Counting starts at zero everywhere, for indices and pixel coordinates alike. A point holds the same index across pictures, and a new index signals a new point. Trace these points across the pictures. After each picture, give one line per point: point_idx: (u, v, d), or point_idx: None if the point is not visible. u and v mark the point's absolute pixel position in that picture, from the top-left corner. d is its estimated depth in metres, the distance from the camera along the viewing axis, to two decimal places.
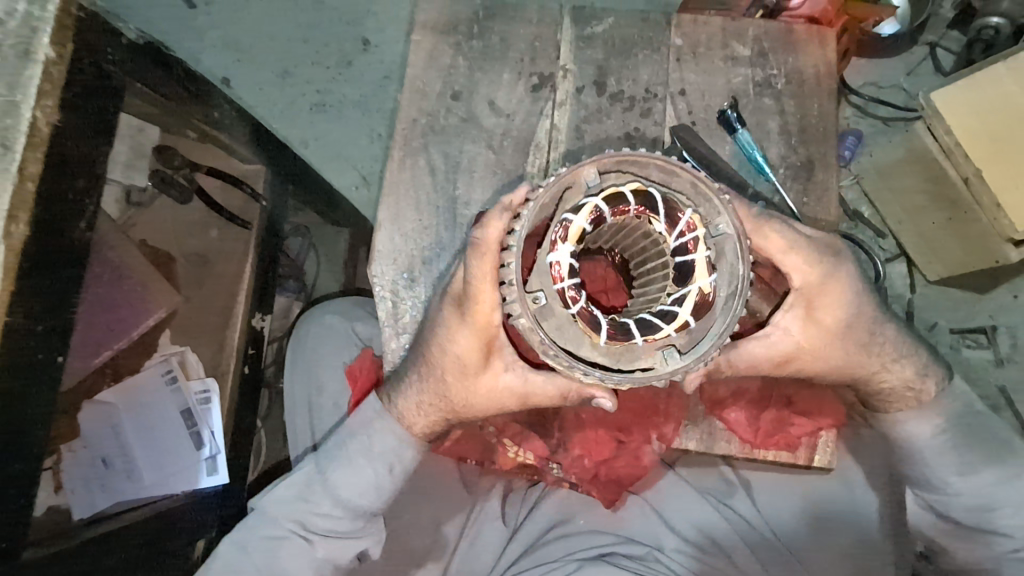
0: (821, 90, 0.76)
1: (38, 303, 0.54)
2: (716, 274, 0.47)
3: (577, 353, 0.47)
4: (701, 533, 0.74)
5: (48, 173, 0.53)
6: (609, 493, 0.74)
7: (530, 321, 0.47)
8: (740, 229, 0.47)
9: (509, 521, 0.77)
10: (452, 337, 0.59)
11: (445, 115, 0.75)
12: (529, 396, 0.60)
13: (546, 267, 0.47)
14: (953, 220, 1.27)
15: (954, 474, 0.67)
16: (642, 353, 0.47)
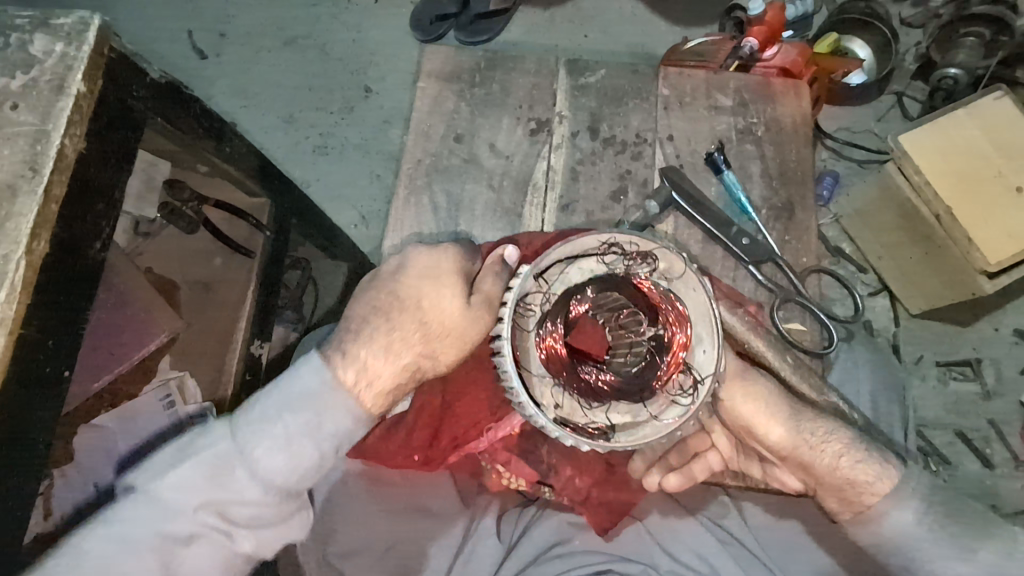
0: (797, 136, 0.82)
1: (55, 318, 0.56)
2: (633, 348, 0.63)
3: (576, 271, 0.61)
4: (697, 556, 0.75)
5: (71, 195, 0.56)
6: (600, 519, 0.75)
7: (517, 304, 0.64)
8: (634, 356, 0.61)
9: (505, 537, 0.77)
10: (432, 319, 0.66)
11: (448, 156, 0.81)
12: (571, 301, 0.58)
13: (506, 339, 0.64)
14: (929, 254, 1.32)
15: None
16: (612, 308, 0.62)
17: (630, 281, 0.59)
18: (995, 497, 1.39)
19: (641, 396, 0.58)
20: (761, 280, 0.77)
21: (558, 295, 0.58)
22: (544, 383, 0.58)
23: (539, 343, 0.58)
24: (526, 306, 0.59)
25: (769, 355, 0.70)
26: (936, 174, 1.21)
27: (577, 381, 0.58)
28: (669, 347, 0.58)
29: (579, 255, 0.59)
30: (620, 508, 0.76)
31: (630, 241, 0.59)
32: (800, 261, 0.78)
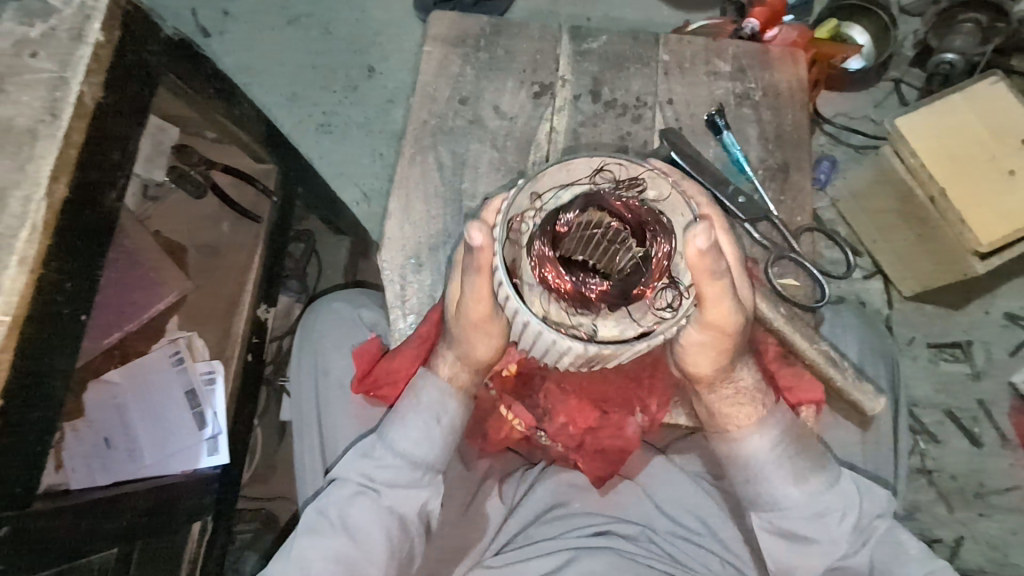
0: (794, 101, 0.84)
1: (74, 260, 0.58)
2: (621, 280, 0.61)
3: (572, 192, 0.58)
4: (693, 515, 0.79)
5: (89, 141, 0.58)
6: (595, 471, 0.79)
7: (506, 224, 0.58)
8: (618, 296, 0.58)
9: (508, 498, 0.82)
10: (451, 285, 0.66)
11: (453, 117, 0.83)
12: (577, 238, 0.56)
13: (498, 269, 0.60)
14: (923, 236, 1.34)
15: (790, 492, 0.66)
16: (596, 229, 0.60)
17: (617, 197, 0.55)
18: (982, 474, 1.43)
19: (629, 304, 0.56)
20: (758, 238, 0.77)
21: (550, 211, 0.56)
22: (534, 293, 0.56)
23: (531, 259, 0.56)
24: (518, 223, 0.56)
25: (763, 306, 0.72)
26: (930, 157, 1.24)
27: (569, 291, 0.55)
28: (655, 262, 0.55)
29: (572, 180, 0.57)
30: (615, 456, 0.78)
31: (619, 164, 0.58)
32: (794, 220, 0.81)
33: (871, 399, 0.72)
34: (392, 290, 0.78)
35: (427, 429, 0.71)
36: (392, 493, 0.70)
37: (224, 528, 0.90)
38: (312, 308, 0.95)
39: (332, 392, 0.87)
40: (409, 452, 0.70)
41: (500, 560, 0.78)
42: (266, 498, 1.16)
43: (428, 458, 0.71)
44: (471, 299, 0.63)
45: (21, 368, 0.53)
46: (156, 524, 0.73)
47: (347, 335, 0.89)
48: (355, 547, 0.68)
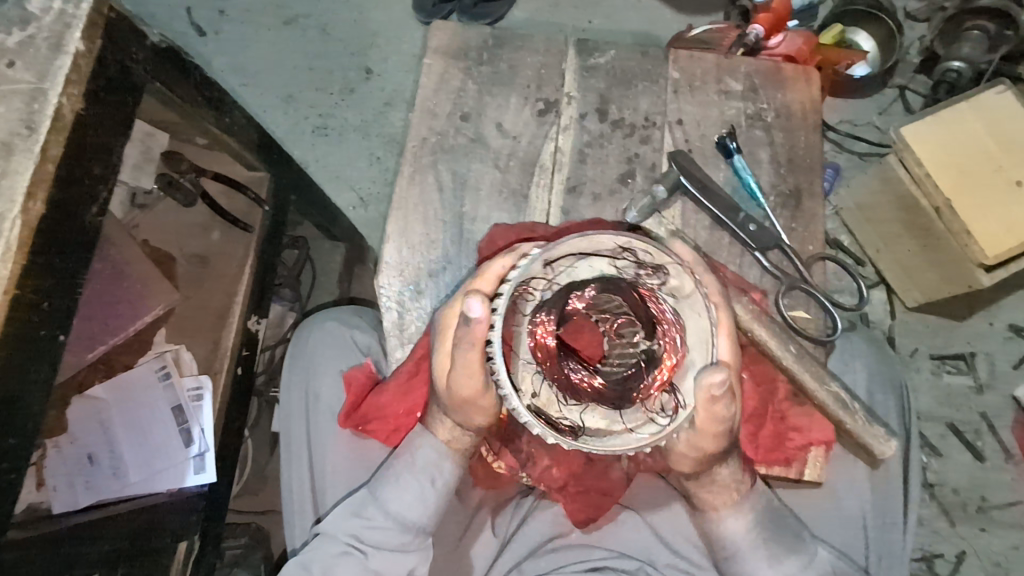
0: (807, 124, 0.78)
1: (52, 279, 0.55)
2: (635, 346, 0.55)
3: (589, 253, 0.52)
4: (695, 547, 0.76)
5: (68, 155, 0.55)
6: (583, 513, 0.74)
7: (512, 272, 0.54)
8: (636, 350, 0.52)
9: (500, 530, 0.79)
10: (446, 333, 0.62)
11: (454, 135, 0.77)
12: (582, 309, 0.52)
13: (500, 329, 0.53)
14: (928, 247, 1.32)
15: (765, 566, 0.63)
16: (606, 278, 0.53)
17: (636, 286, 0.51)
18: (984, 488, 1.41)
19: (621, 405, 0.51)
20: (768, 268, 0.73)
21: (562, 284, 0.51)
22: (526, 371, 0.52)
23: (530, 334, 0.52)
24: (526, 290, 0.52)
25: (772, 345, 0.66)
26: (935, 167, 1.21)
27: (562, 376, 0.52)
28: (660, 360, 0.52)
29: (593, 252, 0.51)
30: (597, 500, 0.74)
31: (647, 246, 0.52)
32: (806, 248, 0.76)
33: (882, 444, 0.66)
34: (390, 320, 0.74)
35: (418, 492, 0.68)
36: (379, 556, 0.68)
37: (212, 548, 0.87)
38: (307, 321, 0.92)
39: (322, 415, 0.84)
40: (399, 514, 0.68)
41: None
42: (258, 510, 1.14)
43: (418, 523, 0.68)
44: (462, 345, 0.55)
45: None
46: (138, 548, 0.70)
47: (340, 357, 0.86)
48: None
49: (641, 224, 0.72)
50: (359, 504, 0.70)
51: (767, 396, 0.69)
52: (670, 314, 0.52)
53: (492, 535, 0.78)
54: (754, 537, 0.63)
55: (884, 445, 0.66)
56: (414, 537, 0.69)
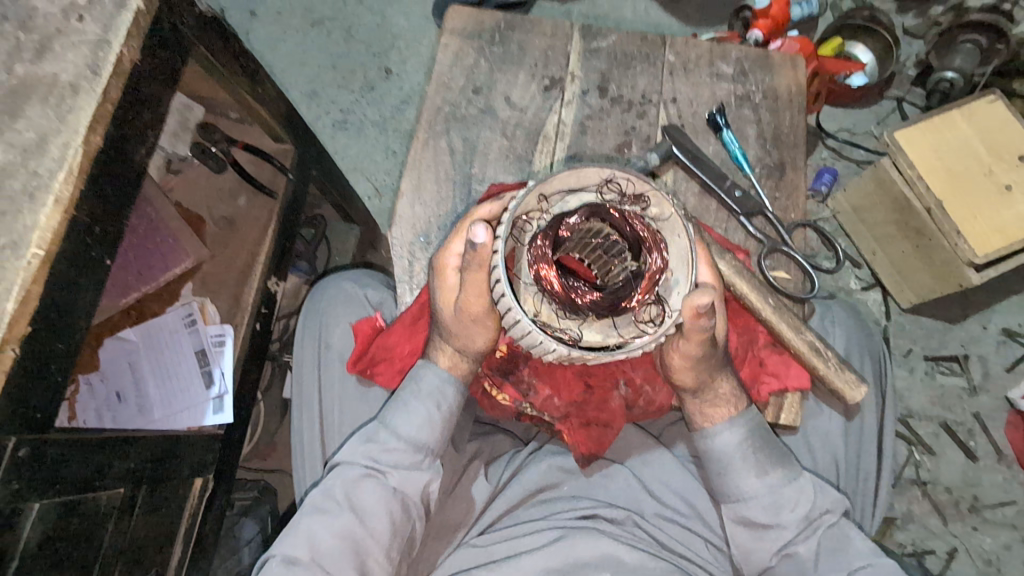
0: (792, 105, 0.88)
1: (104, 207, 0.62)
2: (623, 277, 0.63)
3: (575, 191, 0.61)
4: (681, 499, 0.81)
5: (124, 98, 0.62)
6: (588, 447, 0.80)
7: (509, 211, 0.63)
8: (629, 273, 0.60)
9: (493, 478, 0.83)
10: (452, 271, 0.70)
11: (466, 106, 0.88)
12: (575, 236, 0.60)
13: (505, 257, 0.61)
14: (921, 246, 1.36)
15: (753, 476, 0.70)
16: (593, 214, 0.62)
17: (615, 210, 0.59)
18: (976, 488, 1.43)
19: (614, 317, 0.60)
20: (752, 231, 0.81)
21: (554, 214, 0.60)
22: (528, 292, 0.61)
23: (530, 259, 0.61)
24: (524, 221, 0.61)
25: (751, 296, 0.72)
26: (927, 170, 1.26)
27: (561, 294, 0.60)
28: (647, 276, 0.59)
29: (580, 187, 0.61)
30: (600, 431, 0.79)
31: (627, 178, 0.60)
32: (787, 216, 0.84)
33: (854, 389, 0.72)
34: (401, 267, 0.83)
35: (423, 412, 0.73)
36: (397, 475, 0.72)
37: (223, 488, 0.93)
38: (323, 281, 0.98)
39: (333, 364, 0.91)
40: (410, 433, 0.72)
41: (484, 539, 0.80)
42: (265, 470, 1.19)
43: (427, 440, 0.73)
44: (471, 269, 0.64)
45: (50, 297, 0.57)
46: (160, 471, 0.76)
47: (351, 311, 0.92)
48: (361, 526, 0.70)
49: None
50: (370, 431, 0.75)
51: (746, 341, 0.79)
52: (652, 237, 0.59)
53: (486, 482, 0.82)
54: (746, 447, 0.71)
55: (856, 392, 0.72)
56: (425, 456, 0.74)
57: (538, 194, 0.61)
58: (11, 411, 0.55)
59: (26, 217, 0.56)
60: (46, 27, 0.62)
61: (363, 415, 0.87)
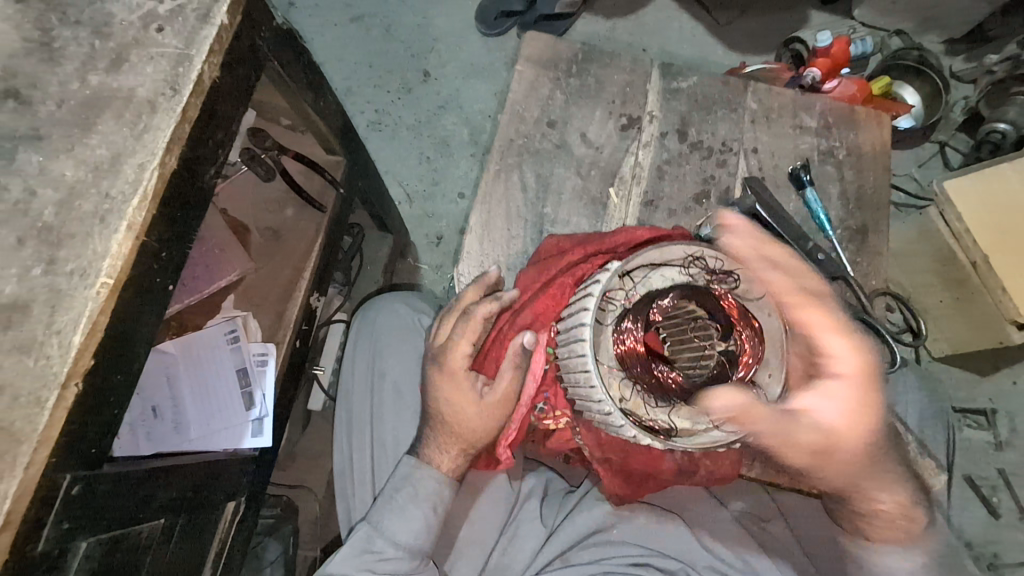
0: (876, 166, 0.87)
1: (172, 232, 0.59)
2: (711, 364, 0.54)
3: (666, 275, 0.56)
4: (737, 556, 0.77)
5: (201, 118, 0.59)
6: (618, 487, 0.73)
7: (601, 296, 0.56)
8: (686, 289, 0.54)
9: (548, 521, 0.83)
10: (458, 385, 0.73)
11: (540, 139, 0.85)
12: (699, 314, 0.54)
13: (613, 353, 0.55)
14: (961, 300, 1.33)
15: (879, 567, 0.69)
16: (673, 267, 0.55)
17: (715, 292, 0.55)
18: (998, 545, 1.42)
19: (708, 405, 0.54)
20: (832, 295, 0.77)
21: (638, 296, 0.55)
22: (613, 376, 0.55)
23: (616, 340, 0.55)
24: (605, 301, 0.56)
25: None
26: (975, 222, 1.26)
27: (649, 378, 0.54)
28: (739, 359, 0.54)
29: (662, 262, 0.56)
30: (637, 475, 0.73)
31: (715, 257, 0.57)
32: (868, 281, 0.83)
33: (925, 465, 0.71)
34: None
35: (422, 518, 0.75)
36: None
37: (253, 511, 0.89)
38: (371, 304, 0.97)
39: (388, 396, 0.89)
40: (397, 541, 0.74)
41: None
42: (289, 485, 1.18)
43: (422, 546, 0.75)
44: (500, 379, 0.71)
45: (115, 331, 0.54)
46: (197, 499, 0.72)
47: (405, 340, 0.91)
48: None
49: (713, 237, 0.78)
50: (359, 532, 0.77)
51: None
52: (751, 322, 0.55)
53: (540, 526, 0.82)
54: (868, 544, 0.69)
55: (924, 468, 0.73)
56: (421, 561, 0.76)
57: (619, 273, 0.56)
58: (69, 445, 0.52)
59: (97, 241, 0.54)
60: (124, 36, 0.59)
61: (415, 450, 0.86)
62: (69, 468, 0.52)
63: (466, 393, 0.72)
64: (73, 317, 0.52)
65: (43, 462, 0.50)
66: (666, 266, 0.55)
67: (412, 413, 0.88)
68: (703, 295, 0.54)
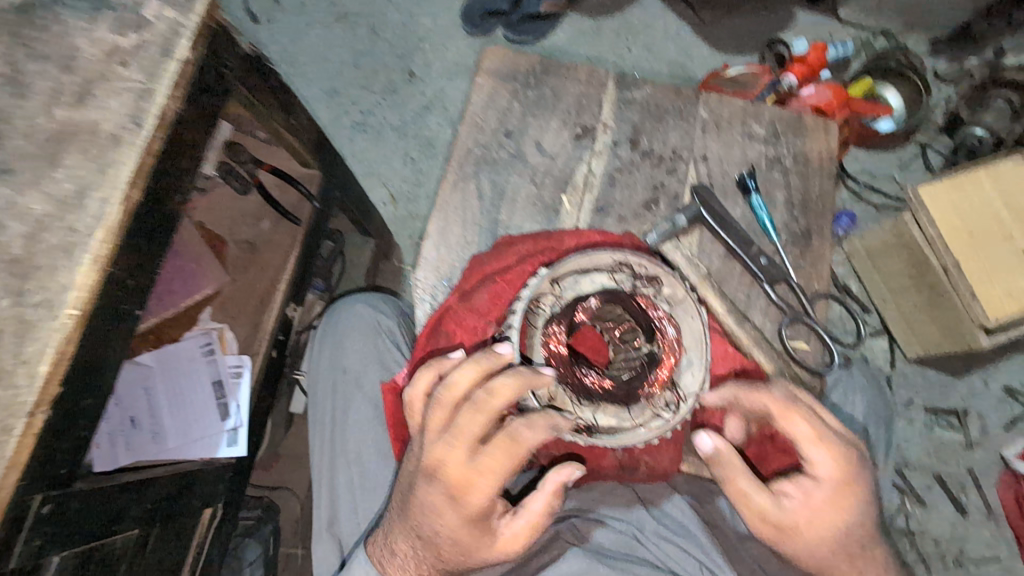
0: (822, 171, 0.92)
1: (137, 260, 0.61)
2: (630, 363, 0.69)
3: (597, 282, 0.69)
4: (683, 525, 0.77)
5: (165, 150, 0.61)
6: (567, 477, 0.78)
7: (538, 301, 0.68)
8: (609, 291, 0.68)
9: None
10: (433, 485, 0.65)
11: (497, 149, 0.91)
12: (618, 318, 0.69)
13: (541, 352, 0.67)
14: (932, 304, 1.35)
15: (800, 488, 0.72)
16: (598, 274, 0.69)
17: (635, 296, 0.69)
18: (963, 542, 1.47)
19: (628, 402, 0.67)
20: (774, 299, 0.85)
21: (568, 299, 0.67)
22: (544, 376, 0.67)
23: (544, 340, 0.68)
24: (537, 304, 0.68)
25: (768, 367, 0.79)
26: (949, 230, 1.22)
27: (573, 378, 0.67)
28: (660, 361, 0.68)
29: (593, 268, 0.69)
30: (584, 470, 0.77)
31: (640, 262, 0.70)
32: (811, 285, 0.88)
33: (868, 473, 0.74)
34: (422, 307, 0.86)
35: None
36: None
37: (229, 516, 0.93)
38: (336, 306, 1.04)
39: (351, 389, 0.95)
40: None
41: None
42: (270, 487, 1.22)
43: None
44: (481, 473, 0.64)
45: (79, 361, 0.57)
46: (171, 508, 0.76)
47: (365, 336, 0.98)
48: None
49: (660, 245, 0.82)
50: None
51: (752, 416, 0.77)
52: (666, 319, 0.69)
53: None
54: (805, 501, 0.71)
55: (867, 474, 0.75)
56: None
57: (550, 279, 0.68)
58: (38, 471, 0.55)
59: (62, 275, 0.56)
60: (89, 70, 0.61)
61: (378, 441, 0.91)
62: (39, 491, 0.55)
63: (445, 500, 0.65)
64: (37, 350, 0.54)
65: (12, 488, 0.52)
66: (593, 274, 0.69)
67: (373, 407, 0.93)
68: (618, 304, 0.69)
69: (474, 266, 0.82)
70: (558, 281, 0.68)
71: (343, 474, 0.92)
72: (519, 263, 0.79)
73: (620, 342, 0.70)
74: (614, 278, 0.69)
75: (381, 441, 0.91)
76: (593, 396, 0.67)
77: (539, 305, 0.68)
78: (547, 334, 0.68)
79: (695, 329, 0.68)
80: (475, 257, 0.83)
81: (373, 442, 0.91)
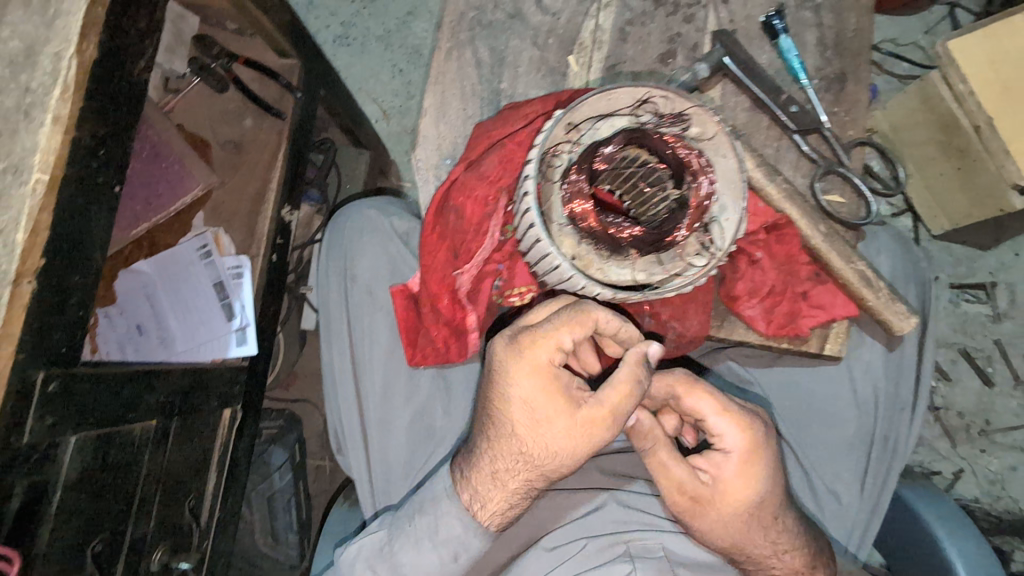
0: (858, 6, 0.80)
1: (105, 128, 0.57)
2: (665, 212, 0.56)
3: (615, 120, 0.56)
4: None
5: (116, 0, 0.55)
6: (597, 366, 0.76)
7: (554, 150, 0.56)
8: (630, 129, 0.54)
9: None
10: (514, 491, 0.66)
11: (493, 11, 0.83)
12: (645, 161, 0.56)
13: (563, 210, 0.56)
14: (961, 170, 1.22)
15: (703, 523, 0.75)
16: (619, 110, 0.56)
17: (660, 133, 0.55)
18: (989, 413, 1.42)
19: (659, 253, 0.56)
20: (806, 150, 0.77)
21: (585, 144, 0.56)
22: (565, 234, 0.56)
23: (564, 197, 0.56)
24: (553, 155, 0.57)
25: (804, 222, 0.67)
26: (981, 86, 1.09)
27: (600, 233, 0.56)
28: (689, 206, 0.56)
29: (612, 111, 0.56)
30: None
31: (665, 95, 0.56)
32: (846, 133, 0.79)
33: (902, 320, 0.68)
34: (426, 188, 0.81)
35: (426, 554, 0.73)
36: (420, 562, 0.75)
37: (250, 420, 0.93)
38: (343, 211, 0.95)
39: (362, 296, 0.89)
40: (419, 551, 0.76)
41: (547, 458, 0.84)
42: (289, 400, 1.27)
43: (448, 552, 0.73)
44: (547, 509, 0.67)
45: (59, 231, 0.53)
46: (188, 403, 0.75)
47: (377, 239, 0.89)
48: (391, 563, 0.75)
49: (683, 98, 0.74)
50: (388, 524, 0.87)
51: (787, 275, 0.71)
52: (698, 158, 0.56)
53: None
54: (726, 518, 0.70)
55: (905, 321, 0.69)
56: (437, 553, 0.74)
57: (565, 125, 0.57)
58: (36, 344, 0.53)
59: (24, 137, 0.51)
60: None
61: (394, 340, 0.89)
62: (42, 365, 0.54)
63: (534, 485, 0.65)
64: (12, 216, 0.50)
65: (11, 357, 0.51)
66: (609, 111, 0.56)
67: (385, 313, 0.89)
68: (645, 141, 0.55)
69: (479, 135, 0.75)
70: (574, 126, 0.56)
71: (366, 387, 0.89)
72: (525, 125, 0.70)
73: (653, 189, 0.57)
74: (632, 118, 0.57)
75: (394, 343, 0.88)
76: (628, 253, 0.56)
77: (552, 157, 0.56)
78: (564, 189, 0.56)
79: (728, 167, 0.56)
80: (477, 126, 0.76)
81: (389, 352, 0.89)
